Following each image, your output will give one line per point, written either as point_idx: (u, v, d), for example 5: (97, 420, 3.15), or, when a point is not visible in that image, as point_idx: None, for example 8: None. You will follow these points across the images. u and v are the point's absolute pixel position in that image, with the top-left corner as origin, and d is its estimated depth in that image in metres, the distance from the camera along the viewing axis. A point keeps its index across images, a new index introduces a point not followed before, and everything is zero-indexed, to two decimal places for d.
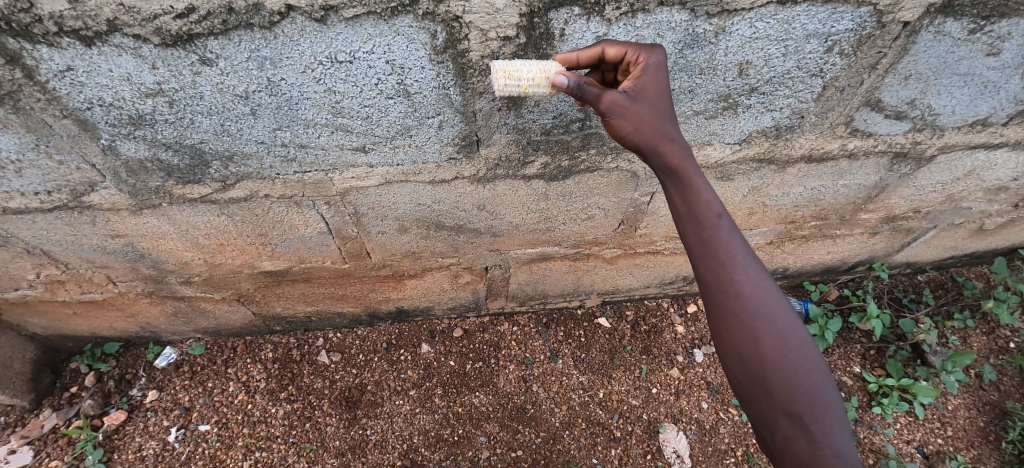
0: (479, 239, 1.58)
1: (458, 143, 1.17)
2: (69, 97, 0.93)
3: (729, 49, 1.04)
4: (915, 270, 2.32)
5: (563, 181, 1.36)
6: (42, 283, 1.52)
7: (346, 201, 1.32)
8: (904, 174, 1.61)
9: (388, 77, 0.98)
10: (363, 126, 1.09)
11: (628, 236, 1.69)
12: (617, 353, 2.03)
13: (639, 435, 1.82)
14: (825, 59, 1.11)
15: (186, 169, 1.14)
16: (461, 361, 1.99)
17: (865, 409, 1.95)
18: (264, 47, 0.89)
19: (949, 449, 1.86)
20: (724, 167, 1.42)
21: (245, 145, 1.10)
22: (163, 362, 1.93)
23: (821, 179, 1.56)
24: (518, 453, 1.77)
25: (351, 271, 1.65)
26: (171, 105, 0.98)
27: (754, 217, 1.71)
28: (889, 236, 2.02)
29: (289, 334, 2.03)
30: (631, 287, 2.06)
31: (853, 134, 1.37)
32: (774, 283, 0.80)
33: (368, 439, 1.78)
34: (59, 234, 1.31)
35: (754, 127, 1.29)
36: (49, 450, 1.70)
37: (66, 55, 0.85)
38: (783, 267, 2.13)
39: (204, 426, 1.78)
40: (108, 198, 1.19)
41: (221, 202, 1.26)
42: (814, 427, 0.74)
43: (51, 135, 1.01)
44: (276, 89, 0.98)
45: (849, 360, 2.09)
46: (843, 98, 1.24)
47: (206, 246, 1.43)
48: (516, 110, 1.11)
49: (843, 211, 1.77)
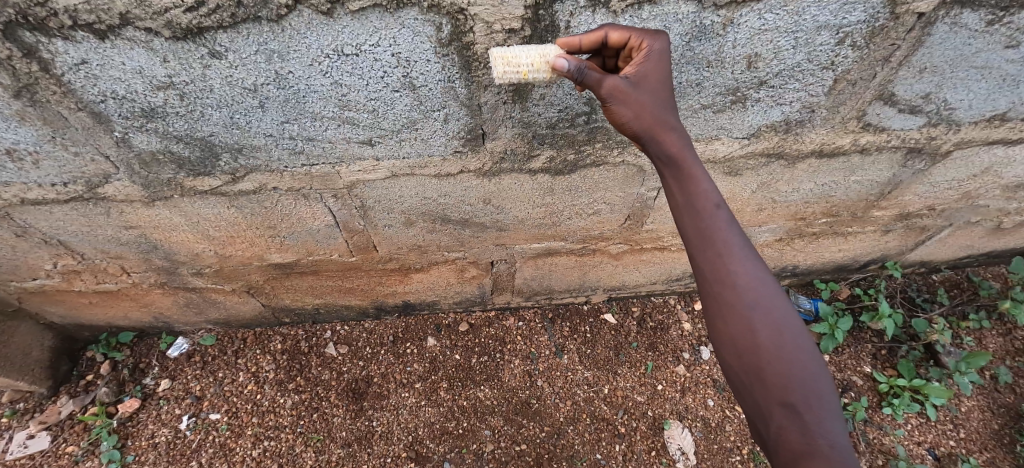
0: (485, 233, 1.59)
1: (463, 136, 1.18)
2: (84, 90, 0.95)
3: (738, 41, 1.02)
4: (930, 269, 2.28)
5: (568, 175, 1.35)
6: (60, 273, 1.56)
7: (353, 194, 1.33)
8: (919, 170, 1.58)
9: (394, 70, 0.99)
10: (370, 119, 1.10)
11: (634, 232, 1.69)
12: (623, 349, 2.03)
13: (644, 431, 1.83)
14: (836, 52, 1.09)
15: (197, 161, 1.16)
16: (467, 355, 2.00)
17: (874, 409, 1.93)
18: (272, 41, 0.90)
19: (962, 451, 1.83)
20: (733, 162, 1.40)
21: (253, 138, 1.12)
22: (175, 352, 1.97)
23: (832, 174, 1.53)
24: (522, 447, 1.78)
25: (358, 264, 1.67)
26: (182, 98, 1.00)
27: (763, 214, 1.69)
28: (903, 234, 1.98)
29: (298, 326, 2.05)
30: (638, 283, 2.06)
31: (866, 128, 1.35)
32: (770, 274, 0.79)
33: (374, 430, 1.80)
34: (75, 226, 1.34)
35: (763, 121, 1.27)
36: (66, 436, 1.75)
37: (80, 49, 0.87)
38: (793, 264, 2.11)
39: (215, 415, 1.82)
40: (121, 190, 1.22)
41: (230, 194, 1.28)
42: (810, 418, 0.74)
43: (67, 127, 1.04)
44: (283, 82, 0.99)
45: (859, 361, 2.07)
46: (856, 91, 1.22)
47: (216, 238, 1.45)
48: (521, 103, 1.10)
49: (854, 208, 1.74)
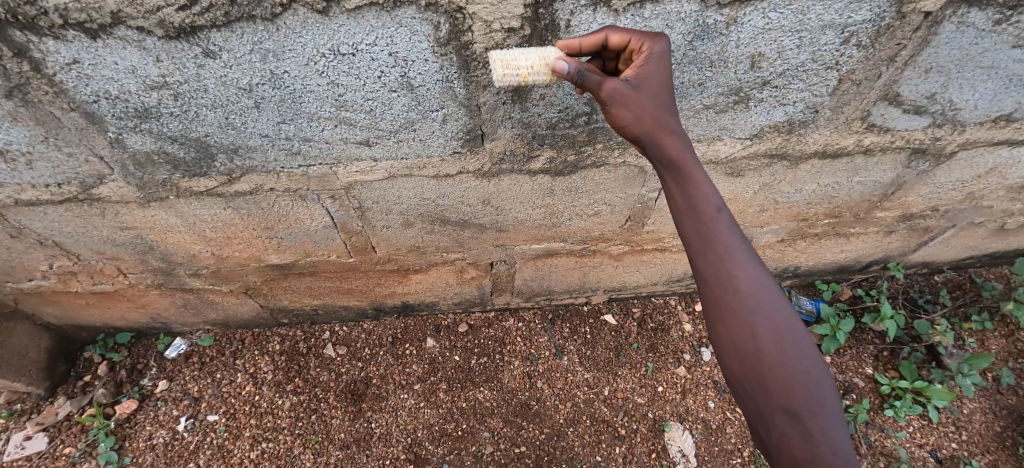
0: (485, 234, 1.57)
1: (462, 137, 1.16)
2: (76, 90, 0.94)
3: (741, 40, 1.01)
4: (932, 270, 2.26)
5: (569, 176, 1.34)
6: (56, 274, 1.54)
7: (351, 195, 1.32)
8: (923, 171, 1.56)
9: (391, 70, 0.97)
10: (367, 120, 1.09)
11: (635, 232, 1.67)
12: (623, 350, 2.02)
13: (644, 433, 1.81)
14: (842, 51, 1.07)
15: (192, 162, 1.15)
16: (466, 356, 1.99)
17: (876, 411, 1.92)
18: (266, 40, 0.88)
19: (964, 454, 1.82)
20: (735, 163, 1.38)
21: (249, 138, 1.10)
22: (173, 352, 1.96)
23: (835, 175, 1.52)
24: (522, 448, 1.76)
25: (356, 265, 1.66)
26: (176, 98, 0.98)
27: (765, 214, 1.68)
28: (906, 235, 1.97)
29: (296, 327, 2.04)
30: (638, 284, 2.05)
31: (870, 129, 1.33)
32: (772, 278, 0.78)
33: (373, 432, 1.79)
34: (70, 226, 1.33)
35: (766, 121, 1.25)
36: (63, 437, 1.74)
37: (71, 48, 0.86)
38: (795, 265, 2.09)
39: (213, 416, 1.81)
40: (116, 190, 1.20)
41: (226, 195, 1.26)
42: (812, 424, 0.72)
43: (60, 127, 1.02)
44: (279, 82, 0.97)
45: (861, 362, 2.06)
46: (860, 91, 1.20)
47: (213, 239, 1.44)
48: (521, 103, 1.09)
49: (857, 208, 1.72)
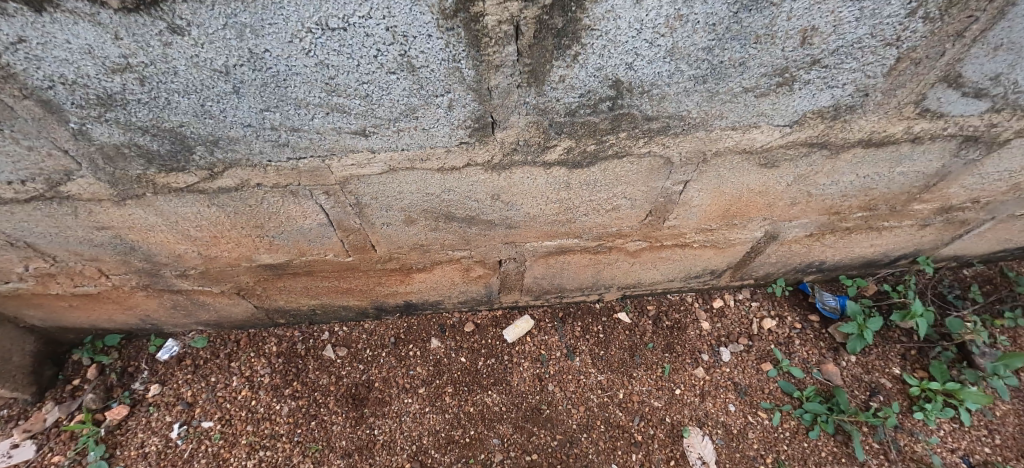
0: (493, 231, 1.45)
1: (469, 125, 1.03)
2: (26, 74, 0.81)
3: (793, 12, 0.87)
4: (962, 264, 2.14)
5: (587, 168, 1.21)
6: (33, 276, 1.43)
7: (347, 191, 1.20)
8: (971, 160, 1.43)
9: (389, 47, 0.84)
10: (362, 107, 0.96)
11: (655, 228, 1.55)
12: (638, 350, 1.92)
13: (662, 439, 1.72)
14: (905, 25, 0.93)
15: (168, 155, 1.02)
16: (473, 357, 1.89)
17: (905, 414, 1.79)
18: (242, 12, 0.75)
19: (999, 460, 1.69)
20: (770, 152, 1.25)
21: (230, 128, 0.98)
22: (165, 355, 1.86)
23: (876, 166, 1.39)
24: (533, 456, 1.67)
25: (355, 265, 1.54)
26: (143, 83, 0.86)
27: (796, 208, 1.55)
28: (941, 228, 1.84)
29: (294, 327, 1.94)
30: (654, 281, 1.94)
31: (922, 114, 1.19)
32: None
33: (375, 439, 1.70)
34: (41, 227, 1.21)
35: (810, 107, 1.12)
36: (51, 445, 1.66)
37: (14, 24, 0.73)
38: (821, 260, 1.96)
39: (206, 423, 1.72)
40: (87, 187, 1.08)
41: (209, 191, 1.14)
42: None
43: (14, 118, 0.90)
44: (259, 63, 0.85)
45: (888, 361, 1.93)
46: (918, 72, 1.06)
47: (199, 239, 1.32)
48: (538, 87, 0.96)
49: (894, 201, 1.59)
